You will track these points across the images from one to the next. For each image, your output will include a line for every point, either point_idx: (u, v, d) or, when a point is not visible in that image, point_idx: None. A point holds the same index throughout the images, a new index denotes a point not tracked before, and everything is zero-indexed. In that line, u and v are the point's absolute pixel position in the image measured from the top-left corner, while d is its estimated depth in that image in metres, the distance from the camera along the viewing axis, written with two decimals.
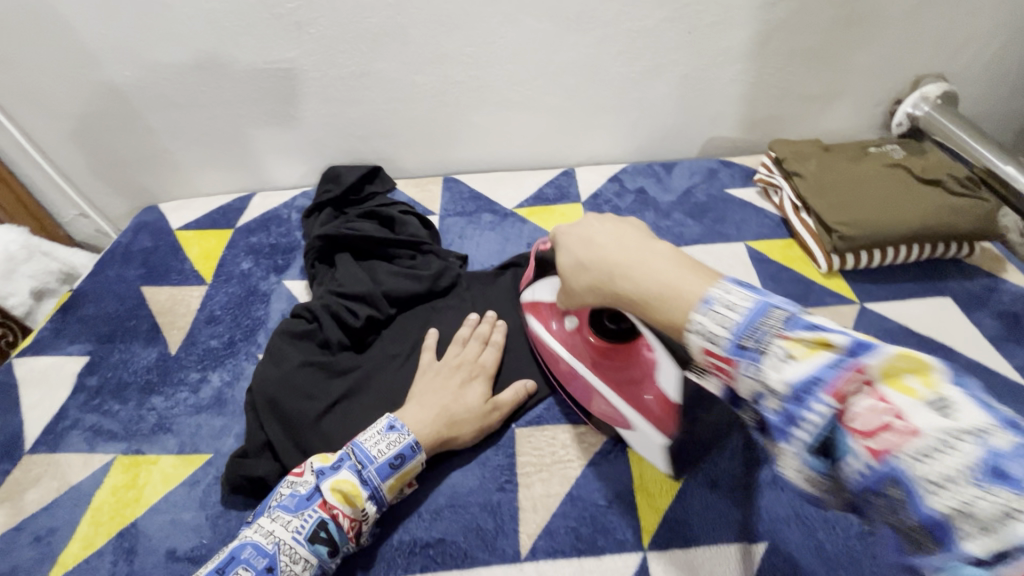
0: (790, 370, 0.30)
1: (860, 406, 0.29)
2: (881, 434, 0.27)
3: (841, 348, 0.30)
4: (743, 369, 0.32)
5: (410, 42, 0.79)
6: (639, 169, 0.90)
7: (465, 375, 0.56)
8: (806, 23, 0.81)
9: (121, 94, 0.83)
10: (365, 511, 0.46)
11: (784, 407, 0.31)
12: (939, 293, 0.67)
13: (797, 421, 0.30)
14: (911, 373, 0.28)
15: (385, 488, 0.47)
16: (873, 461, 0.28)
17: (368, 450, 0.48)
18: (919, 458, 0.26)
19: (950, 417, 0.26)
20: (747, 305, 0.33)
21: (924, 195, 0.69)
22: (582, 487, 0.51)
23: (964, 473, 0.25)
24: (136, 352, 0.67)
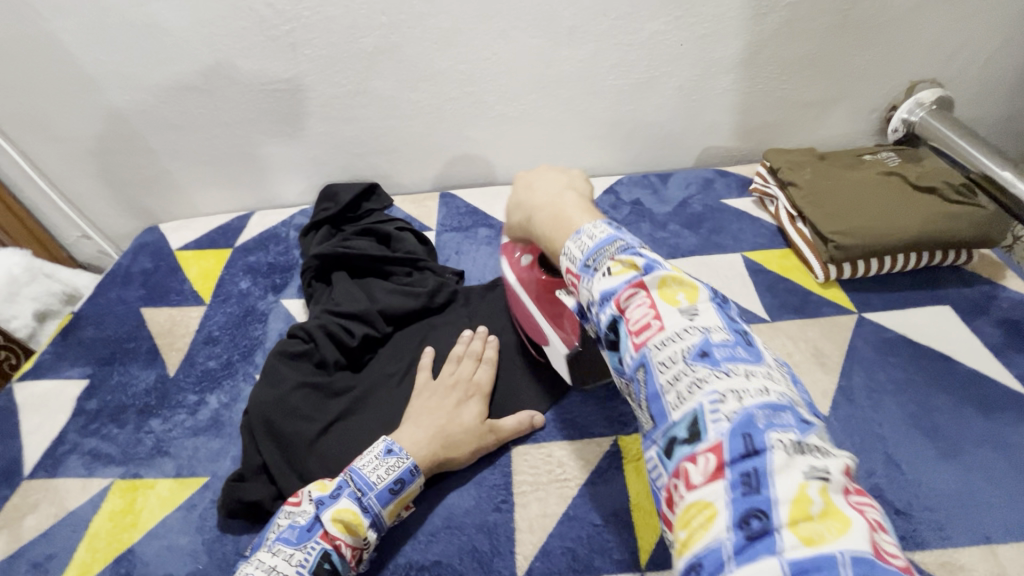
0: (680, 330, 0.32)
1: (635, 303, 0.34)
2: (643, 331, 0.33)
3: (641, 269, 0.35)
4: (600, 301, 0.36)
5: (404, 60, 0.80)
6: (634, 180, 0.90)
7: (460, 394, 0.55)
8: (798, 32, 0.82)
9: (122, 117, 0.84)
10: (366, 538, 0.46)
11: (596, 311, 0.36)
12: (938, 301, 0.66)
13: (601, 323, 0.36)
14: (680, 290, 0.35)
15: (385, 514, 0.47)
16: (635, 352, 0.34)
17: (367, 476, 0.48)
18: (661, 348, 0.32)
19: (691, 321, 0.33)
20: (602, 235, 0.38)
21: (921, 202, 0.68)
22: (579, 507, 0.51)
23: (684, 356, 0.32)
24: (135, 374, 0.67)
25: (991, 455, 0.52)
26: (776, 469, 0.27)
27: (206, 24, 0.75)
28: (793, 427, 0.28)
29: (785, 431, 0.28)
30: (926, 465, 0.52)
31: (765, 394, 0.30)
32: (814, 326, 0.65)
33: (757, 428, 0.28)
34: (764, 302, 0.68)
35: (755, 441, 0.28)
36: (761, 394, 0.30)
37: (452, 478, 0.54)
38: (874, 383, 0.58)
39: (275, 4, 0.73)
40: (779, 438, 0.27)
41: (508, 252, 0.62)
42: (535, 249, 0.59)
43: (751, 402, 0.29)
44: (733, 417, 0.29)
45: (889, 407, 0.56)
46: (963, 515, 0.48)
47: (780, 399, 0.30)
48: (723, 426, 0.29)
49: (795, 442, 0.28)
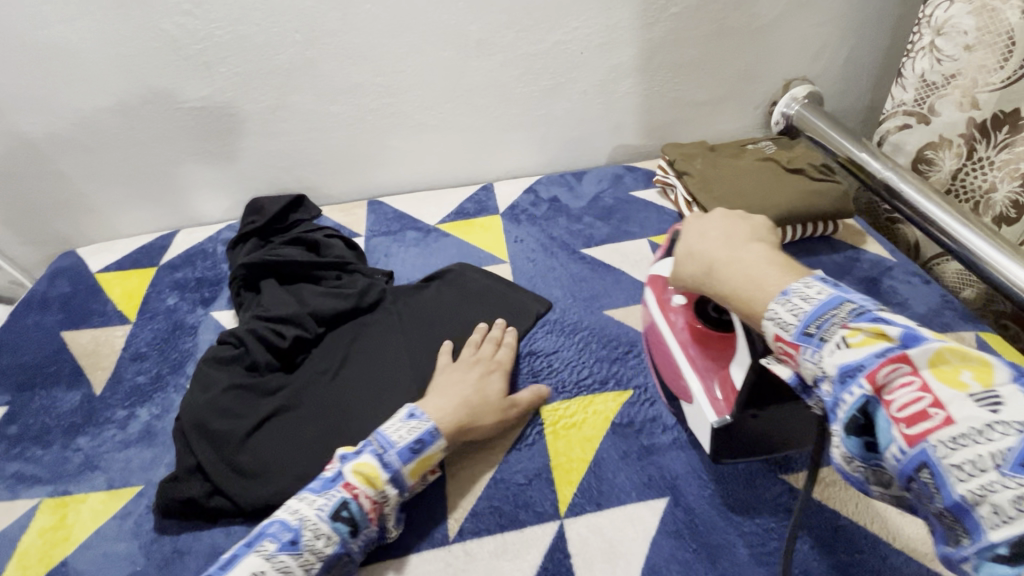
0: (994, 436, 0.28)
1: (896, 393, 0.31)
2: (916, 421, 0.30)
3: (896, 339, 0.33)
4: (881, 379, 0.32)
5: (322, 74, 0.83)
6: (552, 179, 0.97)
7: (482, 369, 0.60)
8: (683, 39, 0.91)
9: (29, 141, 0.83)
10: (385, 492, 0.48)
11: (834, 387, 0.34)
12: (811, 267, 0.76)
13: (842, 404, 0.33)
14: (966, 368, 0.30)
15: (406, 472, 0.49)
16: (908, 447, 0.30)
17: (391, 436, 0.50)
18: (970, 438, 0.28)
19: (994, 412, 0.28)
20: (821, 298, 0.37)
21: (790, 182, 0.79)
22: (504, 470, 0.55)
23: (996, 459, 0.27)
24: (58, 396, 0.66)
25: None
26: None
27: (115, 44, 0.76)
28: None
29: None
30: None
31: None
32: None
33: None
34: None
35: None
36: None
37: None
38: None
39: (187, 24, 0.75)
40: None
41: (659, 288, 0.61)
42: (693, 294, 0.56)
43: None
44: None
45: None
46: None
47: None
48: None
49: None
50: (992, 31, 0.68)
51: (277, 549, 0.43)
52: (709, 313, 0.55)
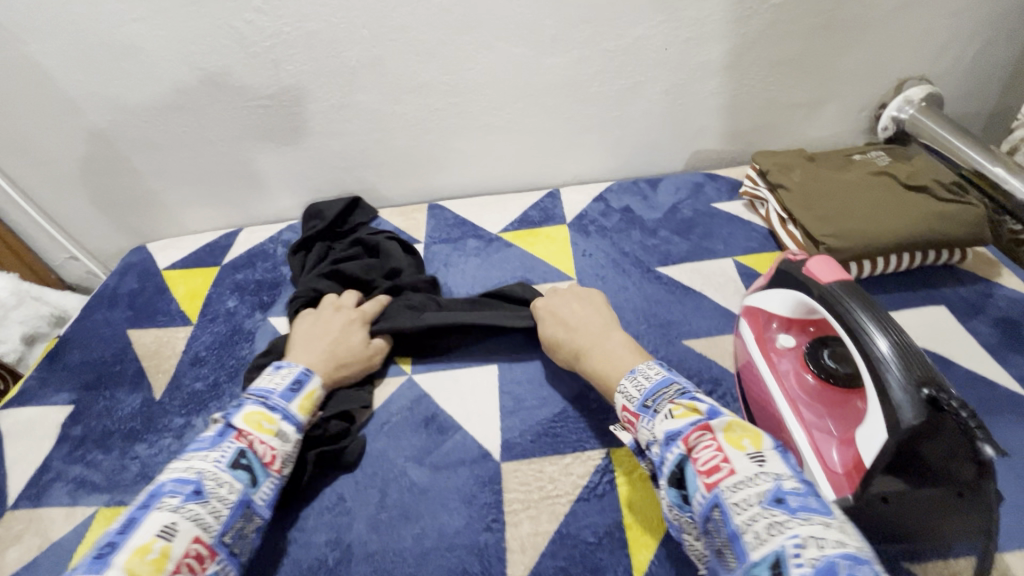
0: (764, 489, 0.36)
1: (709, 452, 0.39)
2: (713, 472, 0.38)
3: (703, 411, 0.43)
4: (712, 449, 0.39)
5: (388, 73, 0.79)
6: (624, 187, 0.90)
7: (345, 321, 0.63)
8: (783, 33, 0.81)
9: (105, 137, 0.84)
10: (281, 434, 0.51)
11: (660, 449, 0.43)
12: (933, 302, 0.65)
13: (666, 462, 0.42)
14: (745, 435, 0.40)
15: (295, 408, 0.53)
16: (707, 491, 0.38)
17: (265, 386, 0.53)
18: (746, 481, 0.37)
19: (759, 466, 0.38)
20: (656, 376, 0.48)
21: (911, 201, 0.67)
22: (571, 524, 0.50)
23: (759, 499, 0.35)
24: (121, 399, 0.66)
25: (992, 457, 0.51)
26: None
27: (186, 42, 0.75)
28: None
29: None
30: None
31: (846, 546, 0.31)
32: None
33: None
34: None
35: None
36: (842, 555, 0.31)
37: (440, 497, 0.53)
38: None
39: (254, 21, 0.73)
40: None
41: (759, 323, 0.56)
42: (803, 340, 0.54)
43: (832, 551, 0.31)
44: (815, 563, 0.30)
45: None
46: None
47: (862, 553, 0.31)
48: (807, 570, 0.30)
49: None
50: None
51: (183, 500, 0.42)
52: (820, 359, 0.51)
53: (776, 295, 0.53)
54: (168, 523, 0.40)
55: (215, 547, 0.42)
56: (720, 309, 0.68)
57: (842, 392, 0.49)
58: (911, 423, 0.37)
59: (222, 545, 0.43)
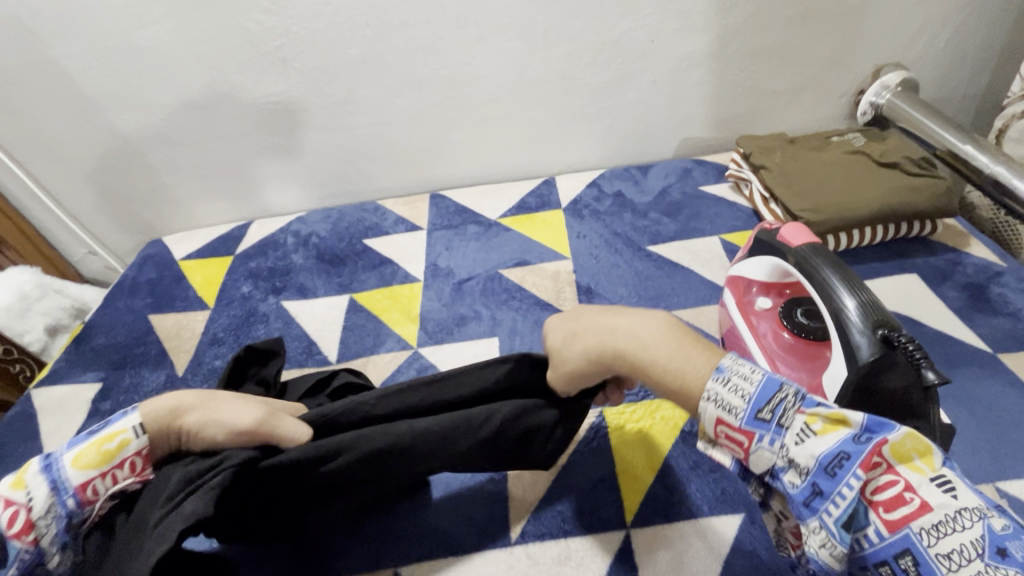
0: (991, 553, 0.29)
1: (892, 495, 0.32)
2: (898, 510, 0.31)
3: (858, 425, 0.33)
4: (893, 480, 0.32)
5: (389, 68, 0.84)
6: (616, 173, 0.94)
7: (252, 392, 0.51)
8: (763, 24, 0.86)
9: (123, 135, 0.88)
10: (31, 497, 0.42)
11: (809, 479, 0.33)
12: (906, 270, 0.69)
13: (827, 499, 0.32)
14: (916, 454, 0.32)
15: (69, 459, 0.43)
16: (891, 531, 0.31)
17: (68, 439, 0.45)
18: (946, 530, 0.30)
19: (954, 497, 0.31)
20: (760, 377, 0.36)
21: (883, 177, 0.72)
22: (567, 473, 0.54)
23: (975, 549, 0.29)
24: (146, 376, 0.71)
25: (956, 406, 0.55)
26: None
27: (200, 42, 0.79)
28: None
29: None
30: None
31: None
32: None
33: None
34: None
35: None
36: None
37: None
38: None
39: (264, 21, 0.78)
40: None
41: (738, 288, 0.60)
42: (779, 300, 0.58)
43: None
44: None
45: None
46: None
47: None
48: None
49: None
50: None
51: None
52: (794, 316, 0.55)
53: (753, 262, 0.58)
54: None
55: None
56: (706, 283, 0.73)
57: (813, 344, 0.53)
58: (867, 360, 0.41)
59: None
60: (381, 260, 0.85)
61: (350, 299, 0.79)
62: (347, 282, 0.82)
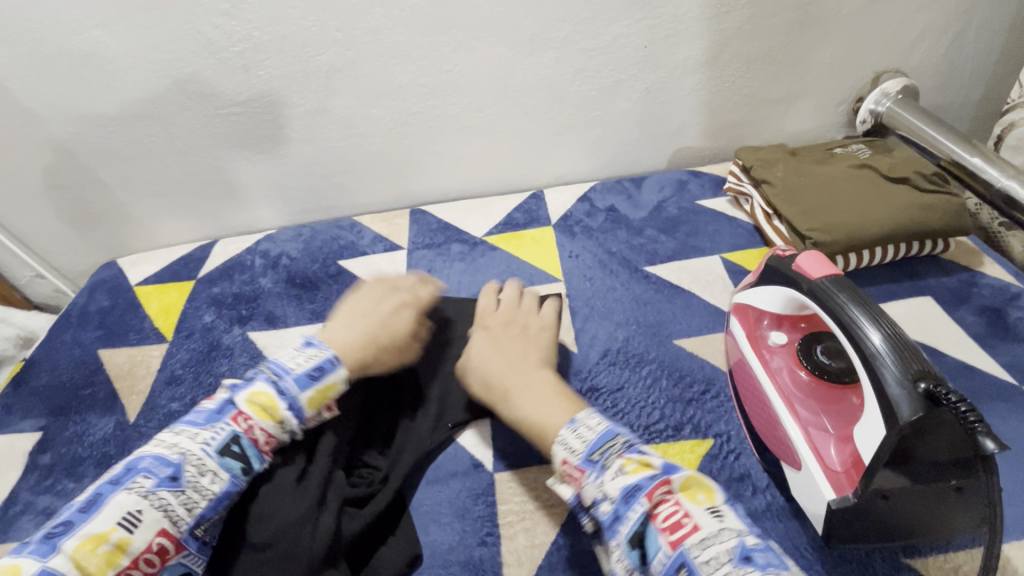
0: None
1: (671, 523, 0.37)
2: (676, 530, 0.37)
3: (658, 467, 0.40)
4: (675, 512, 0.38)
5: (363, 76, 0.77)
6: (608, 186, 0.89)
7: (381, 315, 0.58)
8: (761, 29, 0.81)
9: (67, 149, 0.80)
10: (282, 423, 0.46)
11: (619, 508, 0.39)
12: (919, 292, 0.65)
13: (629, 521, 0.38)
14: (700, 489, 0.39)
15: (304, 401, 0.47)
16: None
17: (285, 363, 0.48)
18: (703, 555, 0.35)
19: (720, 521, 0.37)
20: (601, 428, 0.44)
21: (894, 193, 0.68)
22: (568, 535, 0.48)
23: (727, 556, 0.35)
24: (92, 423, 0.63)
25: None
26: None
27: (151, 48, 0.72)
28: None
29: None
30: None
31: None
32: None
33: None
34: None
35: None
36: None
37: (432, 513, 0.51)
38: None
39: (222, 25, 0.71)
40: None
41: (749, 319, 0.55)
42: (796, 335, 0.53)
43: None
44: None
45: None
46: None
47: None
48: None
49: None
50: None
51: (155, 486, 0.40)
52: (814, 354, 0.51)
53: (767, 291, 0.53)
54: (130, 511, 0.39)
55: (182, 540, 0.40)
56: (709, 308, 0.68)
57: (836, 386, 0.49)
58: (909, 420, 0.36)
59: (192, 537, 0.41)
60: (357, 284, 0.78)
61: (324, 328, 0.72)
62: (320, 308, 0.75)
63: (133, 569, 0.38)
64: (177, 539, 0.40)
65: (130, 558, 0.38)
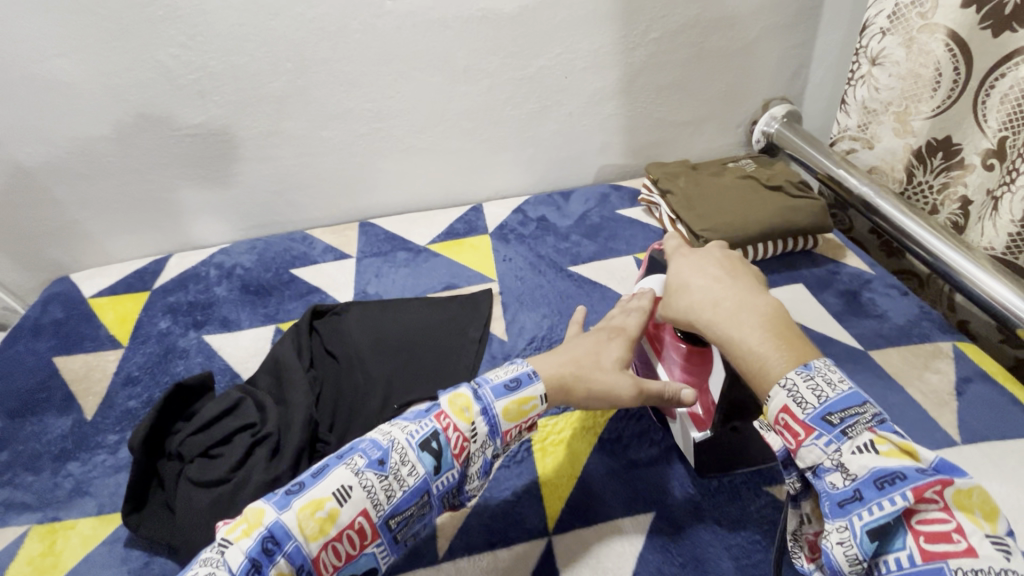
0: (873, 459, 0.37)
1: (782, 426, 0.41)
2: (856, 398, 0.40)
3: None
4: (780, 394, 0.41)
5: (313, 101, 0.85)
6: (540, 199, 0.99)
7: (604, 336, 0.57)
8: (663, 63, 0.95)
9: (21, 168, 0.84)
10: (474, 426, 0.46)
11: (837, 395, 0.40)
12: (793, 281, 0.78)
13: (836, 404, 0.40)
14: None
15: (499, 409, 0.47)
16: (923, 560, 0.34)
17: (486, 375, 0.50)
18: (820, 449, 0.39)
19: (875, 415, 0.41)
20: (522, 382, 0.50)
21: (770, 199, 0.81)
22: (494, 488, 0.56)
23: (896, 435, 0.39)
24: (49, 423, 0.66)
25: None
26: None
27: (111, 75, 0.78)
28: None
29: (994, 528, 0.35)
30: None
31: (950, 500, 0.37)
32: None
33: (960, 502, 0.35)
34: None
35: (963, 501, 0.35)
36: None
37: None
38: None
39: (180, 55, 0.78)
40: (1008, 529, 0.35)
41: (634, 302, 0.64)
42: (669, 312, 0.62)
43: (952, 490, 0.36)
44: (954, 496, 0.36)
45: None
46: None
47: None
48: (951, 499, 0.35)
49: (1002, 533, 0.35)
50: (915, 70, 0.76)
51: (366, 465, 0.43)
52: None
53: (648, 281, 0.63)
54: (343, 484, 0.42)
55: (377, 526, 0.42)
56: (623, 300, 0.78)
57: None
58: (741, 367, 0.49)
59: (384, 527, 0.43)
60: (309, 289, 0.85)
61: (276, 329, 0.78)
62: (274, 311, 0.81)
63: (339, 541, 0.41)
64: (374, 524, 0.42)
65: (337, 528, 0.41)
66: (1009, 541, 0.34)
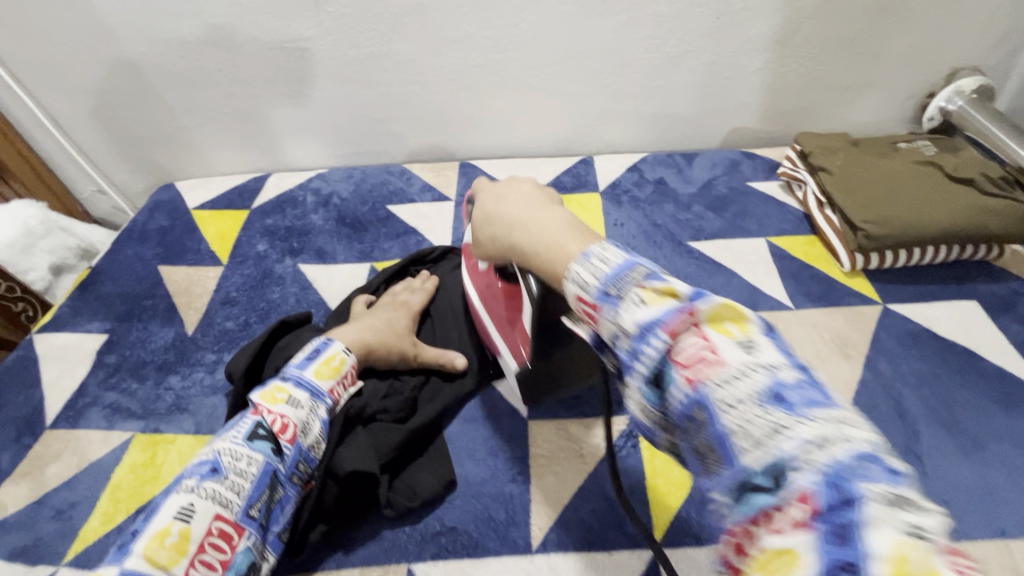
0: (641, 312, 0.29)
1: (585, 316, 0.33)
2: (696, 366, 0.27)
3: (685, 296, 0.29)
4: (569, 287, 0.33)
5: (430, 23, 0.77)
6: (658, 158, 0.88)
7: (393, 309, 0.62)
8: (840, 10, 0.78)
9: (136, 68, 0.82)
10: (296, 400, 0.48)
11: (615, 283, 0.31)
12: (966, 297, 0.65)
13: (615, 277, 0.31)
14: (733, 319, 0.28)
15: (310, 374, 0.50)
16: (688, 391, 0.27)
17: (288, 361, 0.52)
18: (608, 324, 0.30)
19: (753, 355, 0.26)
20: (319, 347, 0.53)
21: (956, 194, 0.67)
22: (594, 482, 0.51)
23: (754, 397, 0.25)
24: (153, 332, 0.67)
25: (1009, 450, 0.52)
26: (876, 532, 0.20)
27: None
28: (888, 478, 0.21)
29: (877, 481, 0.21)
30: (945, 460, 0.52)
31: (856, 441, 0.23)
32: (838, 315, 0.64)
33: (848, 479, 0.21)
34: (789, 290, 0.68)
35: (848, 490, 0.21)
36: (847, 437, 0.23)
37: (467, 449, 0.54)
38: (898, 375, 0.58)
39: None
40: (874, 490, 0.21)
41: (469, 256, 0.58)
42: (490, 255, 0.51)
43: (844, 453, 0.22)
44: (824, 469, 0.22)
45: (911, 400, 0.56)
46: (977, 509, 0.49)
47: (869, 446, 0.23)
48: (811, 476, 0.22)
49: (891, 495, 0.21)
50: None
51: (199, 480, 0.42)
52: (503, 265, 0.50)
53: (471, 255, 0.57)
54: (183, 505, 0.40)
55: (240, 522, 0.42)
56: (752, 290, 0.68)
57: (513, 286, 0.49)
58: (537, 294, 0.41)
59: (248, 519, 0.43)
60: (404, 229, 0.80)
61: (371, 268, 0.75)
62: (368, 249, 0.78)
63: (204, 553, 0.40)
64: (234, 521, 0.42)
65: (195, 544, 0.40)
66: (761, 341, 0.27)
